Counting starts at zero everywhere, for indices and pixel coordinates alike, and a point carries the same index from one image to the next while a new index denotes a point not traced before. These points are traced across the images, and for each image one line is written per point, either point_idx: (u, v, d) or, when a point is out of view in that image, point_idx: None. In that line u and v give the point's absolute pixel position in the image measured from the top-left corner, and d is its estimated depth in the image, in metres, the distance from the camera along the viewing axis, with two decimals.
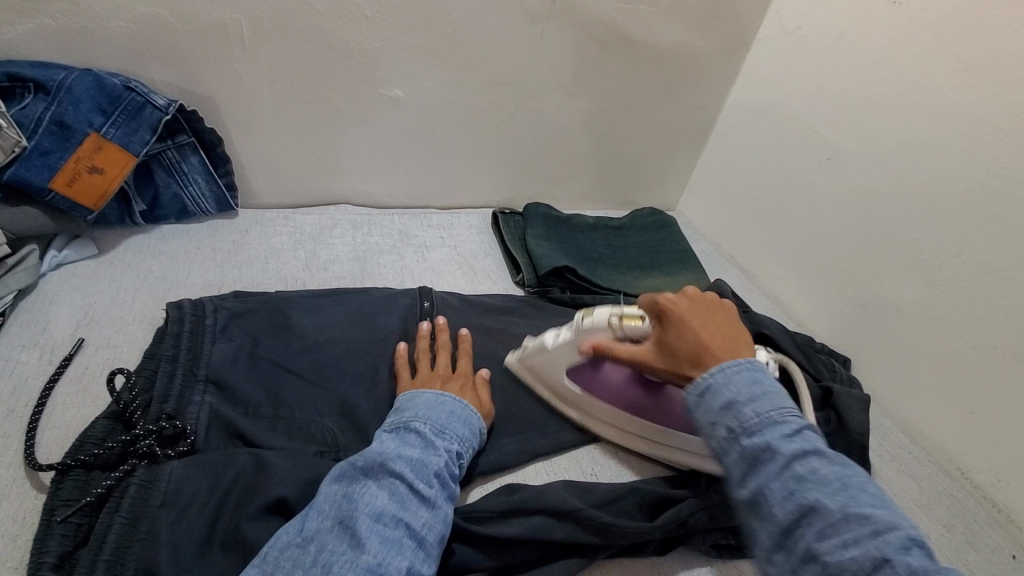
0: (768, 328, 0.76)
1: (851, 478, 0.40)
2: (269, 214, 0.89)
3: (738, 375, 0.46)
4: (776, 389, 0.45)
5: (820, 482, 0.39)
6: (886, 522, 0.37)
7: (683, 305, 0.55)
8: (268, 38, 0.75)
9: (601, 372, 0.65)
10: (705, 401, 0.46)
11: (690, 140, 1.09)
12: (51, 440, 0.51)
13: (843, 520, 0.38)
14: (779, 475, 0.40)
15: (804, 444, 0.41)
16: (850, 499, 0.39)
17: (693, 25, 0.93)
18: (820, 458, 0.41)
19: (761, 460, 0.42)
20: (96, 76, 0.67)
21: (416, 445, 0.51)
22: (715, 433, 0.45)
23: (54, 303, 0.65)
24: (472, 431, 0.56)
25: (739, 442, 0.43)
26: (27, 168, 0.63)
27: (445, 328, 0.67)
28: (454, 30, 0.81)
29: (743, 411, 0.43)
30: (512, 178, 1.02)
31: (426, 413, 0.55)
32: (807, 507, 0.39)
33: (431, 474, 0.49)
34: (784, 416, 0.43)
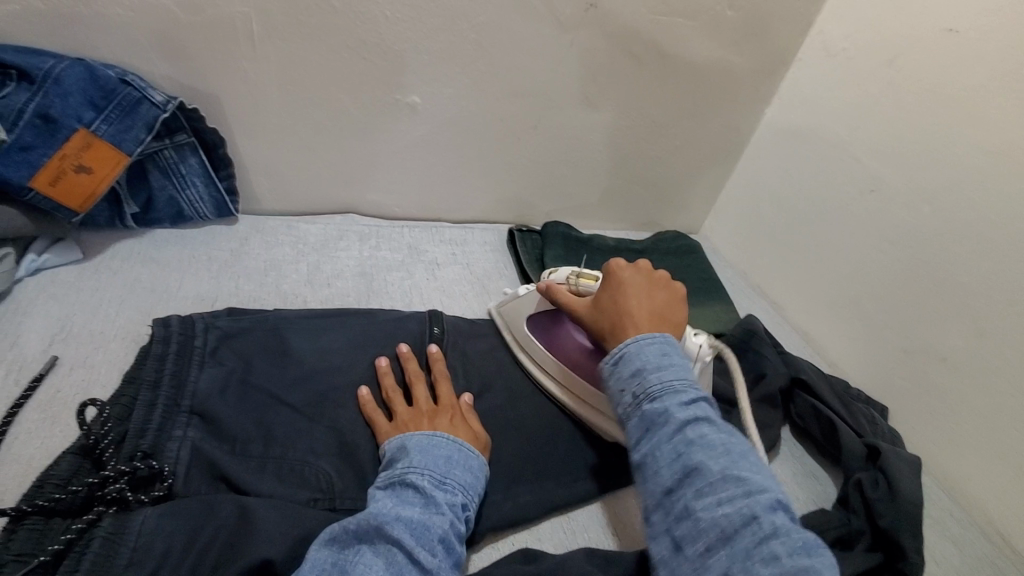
0: (806, 373, 0.70)
1: (734, 445, 0.44)
2: (271, 222, 0.83)
3: (652, 349, 0.50)
4: (683, 365, 0.50)
5: (707, 446, 0.43)
6: (758, 484, 0.41)
7: (629, 273, 0.59)
8: (278, 34, 0.69)
9: (561, 329, 0.66)
10: (619, 370, 0.50)
11: (718, 162, 1.03)
12: (8, 475, 0.45)
13: (721, 480, 0.41)
14: (671, 439, 0.44)
15: (697, 412, 0.46)
16: (731, 462, 0.43)
17: (732, 41, 0.87)
18: (709, 426, 0.45)
19: (656, 424, 0.46)
20: (88, 66, 0.61)
21: (416, 504, 0.45)
22: (623, 401, 0.49)
23: (28, 314, 0.59)
24: (475, 480, 0.51)
25: (642, 408, 0.47)
26: (4, 164, 0.58)
27: (411, 356, 0.61)
28: (478, 35, 0.75)
29: (649, 379, 0.48)
30: (530, 194, 0.96)
31: (424, 463, 0.49)
32: (691, 468, 0.43)
33: (434, 537, 0.43)
34: (684, 387, 0.48)
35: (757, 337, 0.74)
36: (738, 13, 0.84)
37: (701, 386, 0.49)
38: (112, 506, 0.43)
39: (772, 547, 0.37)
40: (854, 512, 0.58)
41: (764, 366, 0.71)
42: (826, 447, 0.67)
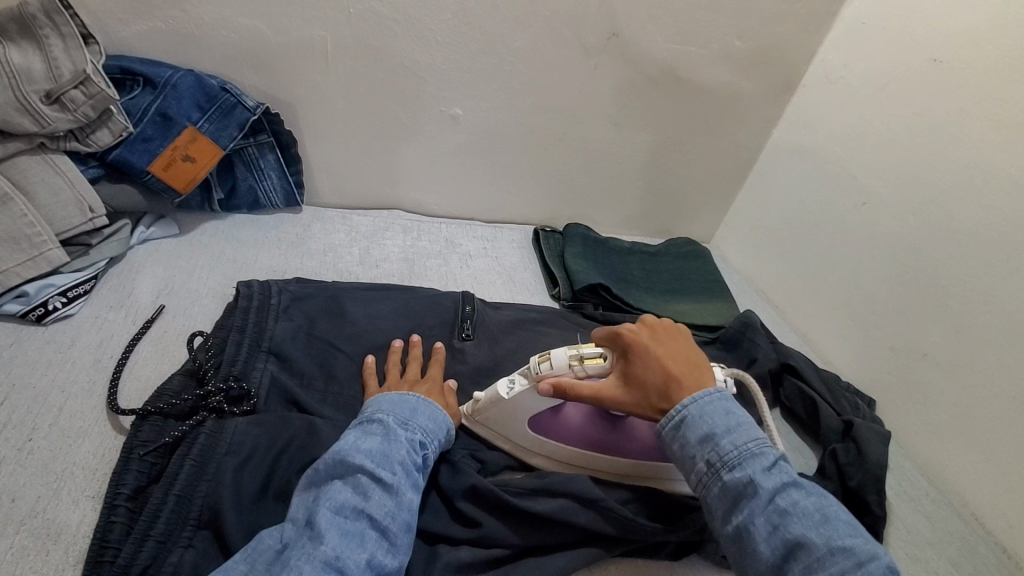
0: (795, 360, 0.79)
1: (823, 506, 0.47)
2: (329, 213, 0.96)
3: (714, 411, 0.53)
4: (747, 423, 0.53)
5: (800, 513, 0.46)
6: (863, 551, 0.44)
7: (645, 334, 0.60)
8: (348, 53, 0.83)
9: (564, 415, 0.61)
10: (687, 437, 0.53)
11: (729, 177, 1.12)
12: (131, 389, 0.58)
13: (827, 552, 0.44)
14: (763, 510, 0.47)
15: (780, 477, 0.49)
16: (826, 526, 0.45)
17: (740, 68, 0.98)
18: (796, 489, 0.48)
19: (745, 494, 0.48)
20: (198, 77, 0.75)
21: (379, 436, 0.52)
22: (698, 468, 0.52)
23: (140, 272, 0.72)
24: (437, 424, 0.57)
25: (722, 476, 0.50)
26: (130, 152, 0.72)
27: (418, 342, 0.69)
28: (514, 58, 0.88)
29: (722, 445, 0.51)
30: (554, 199, 1.07)
31: (389, 408, 0.56)
32: (791, 541, 0.45)
33: (393, 462, 0.51)
34: (759, 450, 0.50)
35: (752, 328, 0.82)
36: (745, 43, 0.95)
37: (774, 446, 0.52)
38: (212, 413, 0.55)
39: None
40: (828, 476, 0.66)
41: (756, 352, 0.79)
42: (809, 424, 0.76)
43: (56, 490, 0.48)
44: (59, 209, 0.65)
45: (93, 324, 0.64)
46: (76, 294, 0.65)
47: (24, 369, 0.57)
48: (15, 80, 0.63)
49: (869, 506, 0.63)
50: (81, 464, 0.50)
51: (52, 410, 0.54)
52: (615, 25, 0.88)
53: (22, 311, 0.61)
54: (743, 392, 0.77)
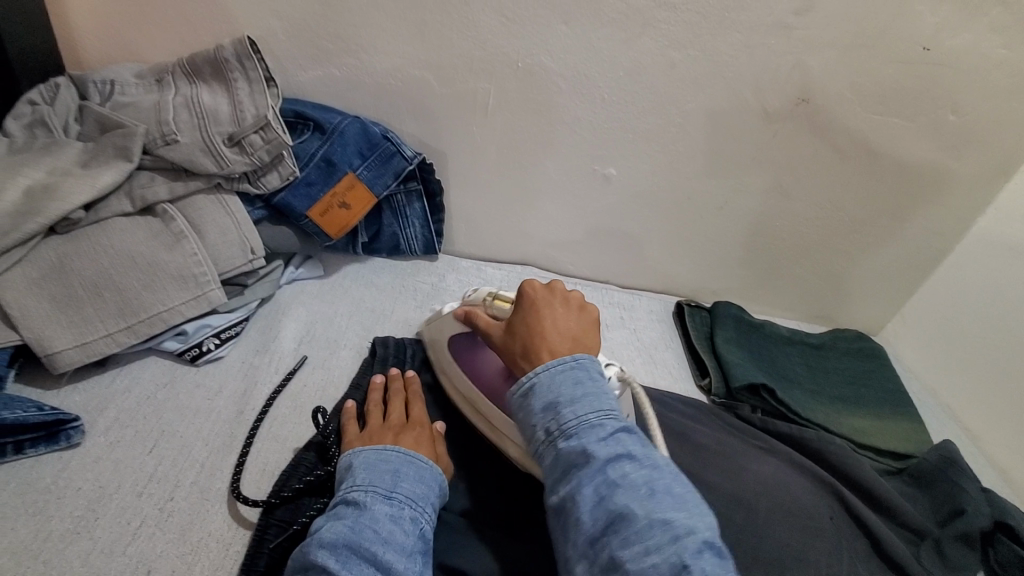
0: (1013, 519, 0.65)
1: (655, 480, 0.43)
2: (463, 264, 0.93)
3: (563, 379, 0.49)
4: (595, 392, 0.48)
5: (629, 486, 0.42)
6: (684, 527, 0.40)
7: (543, 295, 0.57)
8: (509, 107, 0.79)
9: (481, 355, 0.63)
10: (531, 404, 0.49)
11: (916, 266, 0.96)
12: (270, 450, 0.56)
13: (646, 525, 0.40)
14: (593, 479, 0.43)
15: (616, 449, 0.45)
16: (652, 501, 0.42)
17: (952, 145, 0.83)
18: (630, 461, 0.44)
19: (574, 464, 0.45)
20: (364, 124, 0.75)
21: (349, 521, 0.45)
22: (537, 436, 0.48)
23: (285, 314, 0.72)
24: (428, 490, 0.50)
25: (558, 445, 0.46)
26: (294, 196, 0.72)
27: (399, 376, 0.63)
28: (684, 120, 0.80)
29: (563, 414, 0.47)
30: (702, 271, 0.97)
31: (364, 478, 0.49)
32: (614, 514, 0.42)
33: (364, 554, 0.42)
34: (600, 420, 0.46)
35: (957, 469, 0.69)
36: (960, 118, 0.80)
37: (620, 417, 0.48)
38: None
39: None
40: None
41: (964, 501, 0.65)
42: None
43: (190, 563, 0.46)
44: (224, 249, 0.66)
45: (239, 369, 0.63)
46: (228, 335, 0.65)
47: (175, 416, 0.56)
48: (202, 122, 0.67)
49: None
50: (216, 536, 0.48)
51: (194, 467, 0.52)
52: (806, 89, 0.77)
53: (179, 349, 0.62)
54: (944, 550, 0.62)
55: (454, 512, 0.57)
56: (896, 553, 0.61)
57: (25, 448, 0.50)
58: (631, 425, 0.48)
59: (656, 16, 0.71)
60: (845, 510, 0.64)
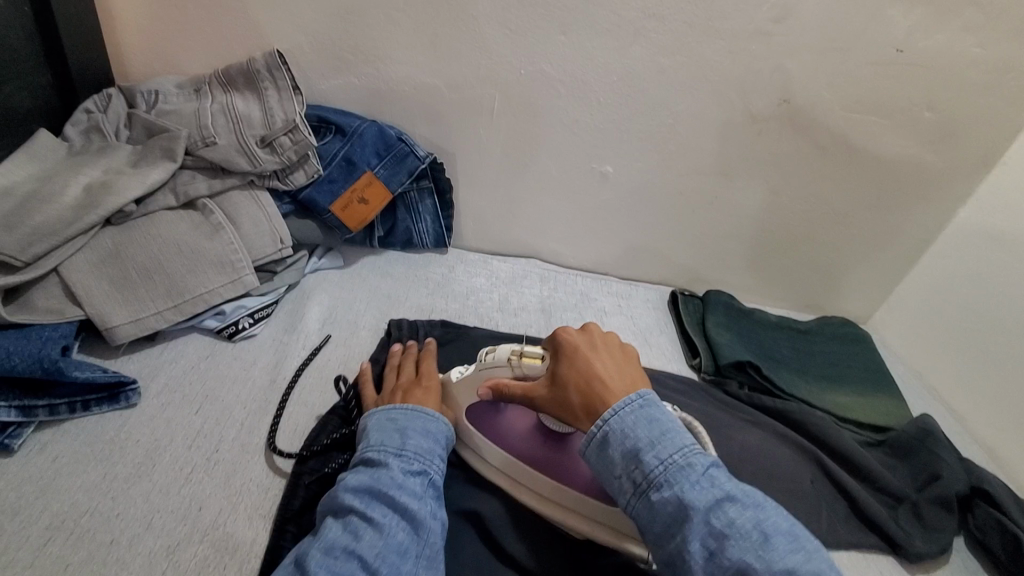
0: (991, 485, 0.68)
1: (762, 521, 0.44)
2: (471, 257, 1.00)
3: (636, 422, 0.50)
4: (675, 432, 0.50)
5: (737, 534, 0.43)
6: (806, 573, 0.41)
7: (584, 344, 0.58)
8: (513, 110, 0.86)
9: (503, 417, 0.64)
10: (612, 456, 0.50)
11: (900, 256, 1.01)
12: (300, 413, 0.63)
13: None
14: (697, 532, 0.44)
15: (714, 492, 0.46)
16: (767, 548, 0.42)
17: (928, 140, 0.88)
18: (731, 505, 0.45)
19: (673, 515, 0.46)
20: (381, 127, 0.83)
21: (369, 472, 0.52)
22: (626, 488, 0.49)
23: (309, 299, 0.79)
24: (433, 442, 0.56)
25: (649, 496, 0.48)
26: (318, 192, 0.80)
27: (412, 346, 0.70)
28: (675, 120, 0.87)
29: (646, 462, 0.48)
30: (695, 263, 1.03)
31: (378, 437, 0.55)
32: (729, 566, 0.42)
33: (382, 498, 0.49)
34: (686, 462, 0.48)
35: (933, 438, 0.73)
36: (935, 115, 0.86)
37: (705, 454, 0.49)
38: None
39: None
40: None
41: (939, 467, 0.69)
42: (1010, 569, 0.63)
43: (234, 503, 0.53)
44: (257, 239, 0.74)
45: (271, 345, 0.71)
46: (260, 316, 0.73)
47: (216, 383, 0.64)
48: (238, 126, 0.75)
49: None
50: (255, 482, 0.55)
51: (234, 426, 0.59)
52: (788, 90, 0.84)
53: (218, 327, 0.70)
54: (922, 513, 0.67)
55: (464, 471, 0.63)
56: (870, 511, 0.66)
57: (90, 407, 0.57)
58: (717, 460, 0.49)
59: (645, 25, 0.78)
60: (824, 474, 0.70)
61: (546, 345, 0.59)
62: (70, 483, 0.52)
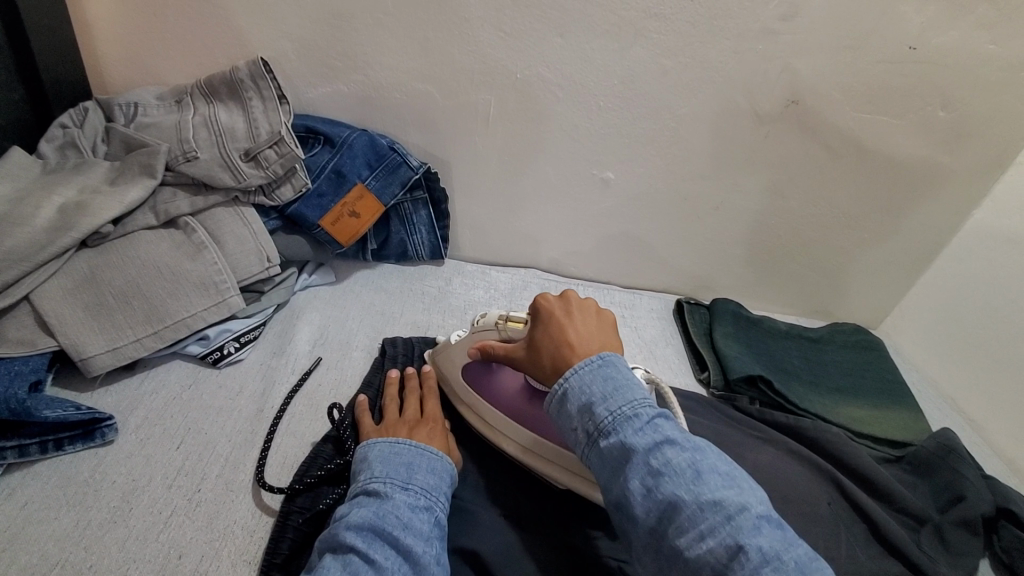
0: (1018, 506, 0.65)
1: (700, 462, 0.43)
2: (469, 268, 0.96)
3: (591, 378, 0.48)
4: (628, 385, 0.48)
5: (673, 472, 0.42)
6: (735, 504, 0.40)
7: (559, 308, 0.56)
8: (509, 116, 0.83)
9: (495, 379, 0.65)
10: (567, 409, 0.49)
11: (912, 258, 0.98)
12: (288, 445, 0.59)
13: (696, 510, 0.40)
14: (638, 472, 0.43)
15: (654, 436, 0.44)
16: (699, 483, 0.41)
17: (941, 140, 0.85)
18: (672, 448, 0.43)
19: (618, 461, 0.45)
20: (371, 137, 0.79)
21: (373, 507, 0.48)
22: (578, 438, 0.48)
23: (299, 319, 0.76)
24: (439, 480, 0.53)
25: (598, 444, 0.46)
26: (306, 206, 0.76)
27: (412, 374, 0.67)
28: (678, 124, 0.83)
29: (597, 412, 0.47)
30: (701, 271, 1.00)
31: (382, 470, 0.52)
32: (664, 503, 0.41)
33: (387, 539, 0.46)
34: (635, 411, 0.46)
35: (956, 456, 0.70)
36: (949, 114, 0.82)
37: (654, 404, 0.47)
38: None
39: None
40: None
41: (963, 487, 0.66)
42: None
43: (217, 549, 0.49)
44: (243, 258, 0.70)
45: (258, 370, 0.67)
46: (247, 339, 0.69)
47: (199, 415, 0.60)
48: (221, 138, 0.71)
49: None
50: (240, 524, 0.51)
51: (218, 462, 0.56)
52: (795, 91, 0.80)
53: (202, 353, 0.66)
54: (947, 536, 0.63)
55: (463, 501, 0.60)
56: (893, 537, 0.62)
57: (63, 445, 0.54)
58: (668, 411, 0.48)
59: (646, 26, 0.74)
60: (841, 496, 0.66)
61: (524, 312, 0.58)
62: (40, 532, 0.48)
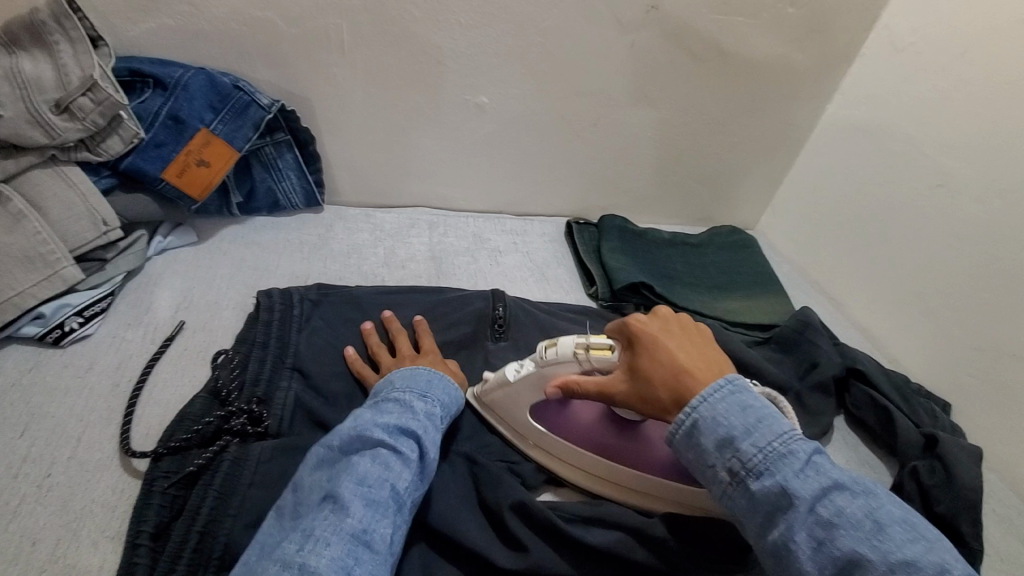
0: (864, 365, 0.72)
1: (875, 509, 0.41)
2: (351, 212, 0.92)
3: (728, 409, 0.47)
4: (771, 419, 0.46)
5: (848, 523, 0.41)
6: (928, 562, 0.38)
7: (657, 328, 0.54)
8: (366, 41, 0.77)
9: (564, 410, 0.60)
10: (703, 443, 0.47)
11: (780, 156, 1.03)
12: (152, 415, 0.55)
13: (885, 568, 0.38)
14: (803, 522, 0.42)
15: (819, 481, 0.43)
16: (882, 536, 0.40)
17: (793, 38, 0.88)
18: (840, 493, 0.42)
19: (777, 506, 0.43)
20: (209, 75, 0.71)
21: (397, 413, 0.51)
22: (720, 477, 0.46)
23: (158, 285, 0.70)
24: (450, 401, 0.57)
25: (749, 485, 0.44)
26: (143, 159, 0.68)
27: (394, 318, 0.67)
28: (544, 39, 0.81)
29: (742, 450, 0.45)
30: (587, 190, 1.01)
31: (404, 385, 0.55)
32: (842, 557, 0.40)
33: (409, 436, 0.50)
34: (787, 449, 0.44)
35: (812, 329, 0.77)
36: (799, 10, 0.86)
37: (807, 440, 0.45)
38: (236, 437, 0.54)
39: None
40: (910, 497, 0.60)
41: (818, 356, 0.73)
42: (883, 437, 0.69)
43: (76, 530, 0.47)
44: (72, 224, 0.63)
45: (111, 344, 0.61)
46: (93, 312, 0.63)
47: (42, 398, 0.55)
48: (25, 91, 0.61)
49: (964, 538, 0.56)
50: (101, 501, 0.49)
51: (70, 443, 0.52)
52: None
53: (39, 333, 0.59)
54: (805, 400, 0.71)
55: None
56: None
57: None
58: (820, 448, 0.46)
59: None
60: None
61: (614, 335, 0.55)
62: None
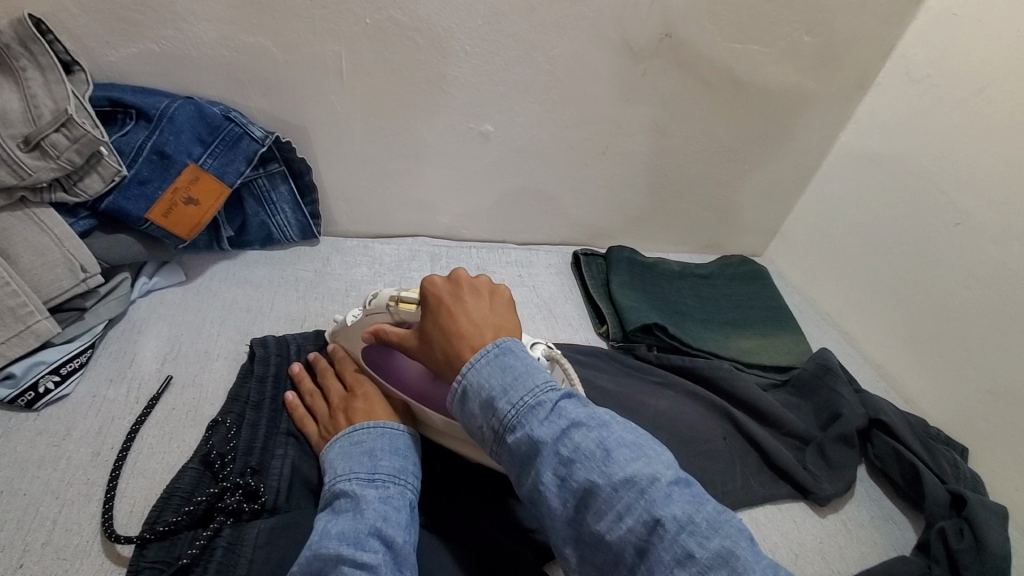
0: (887, 415, 0.69)
1: (607, 438, 0.39)
2: (348, 243, 0.87)
3: (490, 370, 0.42)
4: (528, 370, 0.42)
5: (583, 456, 0.38)
6: (646, 476, 0.37)
7: (446, 292, 0.49)
8: (365, 69, 0.72)
9: (401, 364, 0.58)
10: (470, 407, 0.43)
11: (791, 184, 1.01)
12: (136, 488, 0.51)
13: (612, 492, 0.37)
14: (549, 466, 0.39)
15: (561, 422, 0.40)
16: (609, 462, 0.38)
17: (808, 67, 0.86)
18: (580, 429, 0.39)
19: (528, 457, 0.40)
20: (198, 105, 0.66)
21: (350, 512, 0.45)
22: (485, 437, 0.42)
23: (143, 334, 0.65)
24: (404, 468, 0.50)
25: (506, 442, 0.41)
26: (125, 198, 0.63)
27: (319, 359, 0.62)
28: (553, 67, 0.77)
29: (500, 409, 0.41)
30: (595, 219, 0.97)
31: (346, 468, 0.49)
32: (580, 491, 0.38)
33: (372, 534, 0.43)
34: (539, 400, 0.41)
35: (832, 373, 0.74)
36: (815, 39, 0.83)
37: (559, 386, 0.42)
38: (229, 517, 0.49)
39: (684, 543, 0.35)
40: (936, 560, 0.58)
41: (840, 404, 0.70)
42: (906, 490, 0.66)
43: None
44: (46, 271, 0.58)
45: (91, 405, 0.57)
46: (69, 369, 0.58)
47: (13, 472, 0.50)
48: None
49: None
50: None
51: (44, 526, 0.47)
52: (668, 24, 0.76)
53: (9, 396, 0.54)
54: (827, 452, 0.68)
55: None
56: (782, 461, 0.66)
57: None
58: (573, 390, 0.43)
59: None
60: (732, 427, 0.69)
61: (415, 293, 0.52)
62: None
